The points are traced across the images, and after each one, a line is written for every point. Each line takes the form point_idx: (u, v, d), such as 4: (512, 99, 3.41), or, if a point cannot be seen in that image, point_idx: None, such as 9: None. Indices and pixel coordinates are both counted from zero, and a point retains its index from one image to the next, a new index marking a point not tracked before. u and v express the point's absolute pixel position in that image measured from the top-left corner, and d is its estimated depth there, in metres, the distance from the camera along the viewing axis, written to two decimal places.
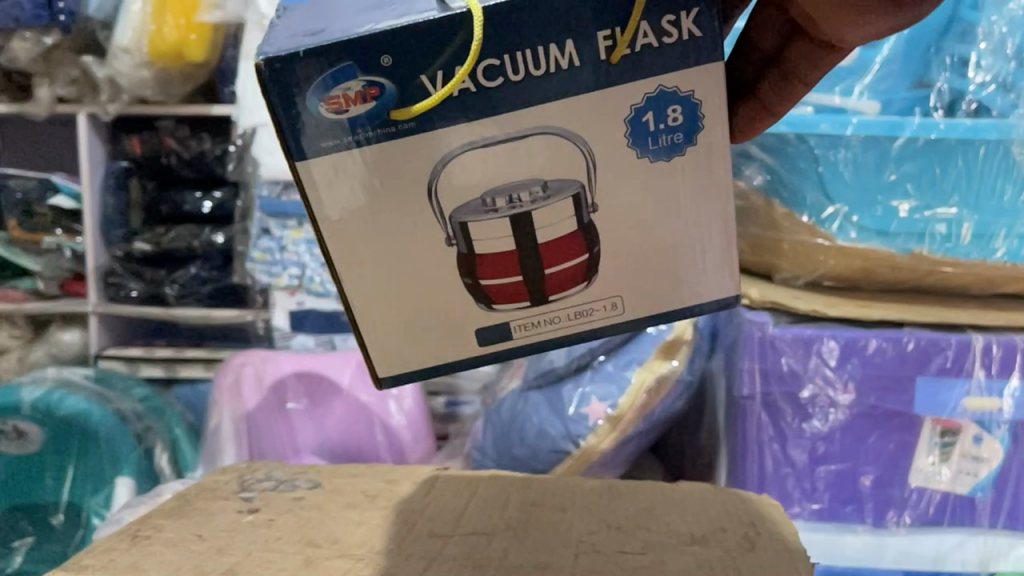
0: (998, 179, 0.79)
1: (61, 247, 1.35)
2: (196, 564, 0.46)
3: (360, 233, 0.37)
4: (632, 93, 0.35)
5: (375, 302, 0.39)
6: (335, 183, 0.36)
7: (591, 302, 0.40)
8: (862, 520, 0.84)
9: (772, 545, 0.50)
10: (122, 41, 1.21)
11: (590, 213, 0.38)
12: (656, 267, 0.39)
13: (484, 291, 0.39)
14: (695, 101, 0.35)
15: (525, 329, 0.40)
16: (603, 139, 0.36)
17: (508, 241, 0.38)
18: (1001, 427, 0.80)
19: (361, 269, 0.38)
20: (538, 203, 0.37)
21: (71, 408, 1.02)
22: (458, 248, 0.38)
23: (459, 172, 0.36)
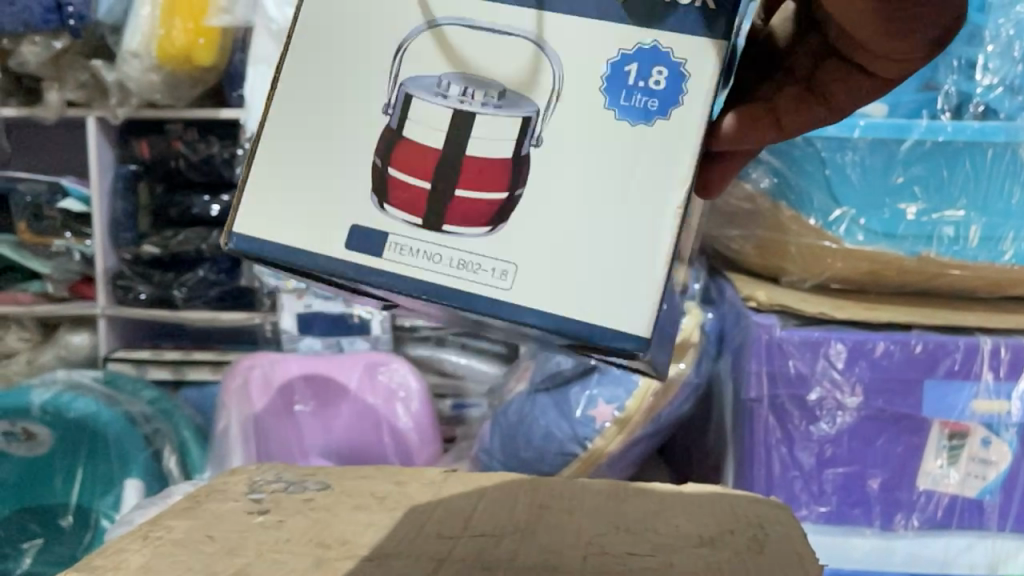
0: (1006, 181, 0.80)
1: (70, 250, 1.36)
2: (207, 564, 0.46)
3: (307, 115, 0.43)
4: (628, 38, 0.41)
5: (286, 172, 0.44)
6: (319, 65, 0.43)
7: (485, 258, 0.42)
8: (870, 523, 0.84)
9: (779, 546, 0.50)
10: (131, 45, 1.22)
11: (531, 146, 0.42)
12: (569, 239, 0.41)
13: (387, 186, 0.43)
14: (683, 72, 0.41)
15: (406, 251, 0.43)
16: (571, 70, 0.41)
17: (440, 138, 0.42)
18: (1010, 430, 0.80)
19: (292, 149, 0.43)
20: (489, 106, 0.42)
21: (80, 410, 1.03)
22: (379, 153, 0.43)
23: (418, 58, 0.42)
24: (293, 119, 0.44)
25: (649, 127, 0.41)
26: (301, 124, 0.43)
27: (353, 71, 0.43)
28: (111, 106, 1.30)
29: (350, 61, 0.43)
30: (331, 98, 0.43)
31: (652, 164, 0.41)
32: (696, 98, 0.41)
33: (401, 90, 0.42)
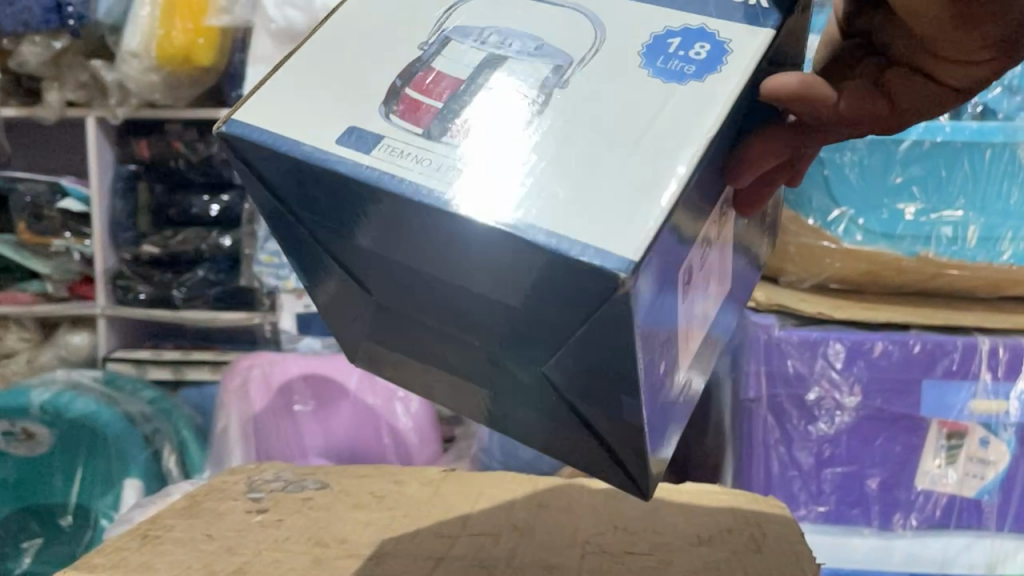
0: (1004, 182, 0.80)
1: (70, 250, 1.36)
2: (206, 563, 0.46)
3: (333, 51, 0.40)
4: (670, 18, 0.38)
5: (289, 79, 0.38)
6: (362, 21, 0.41)
7: (477, 170, 0.34)
8: (869, 523, 0.84)
9: (778, 546, 0.50)
10: (130, 45, 1.23)
11: (557, 86, 0.37)
12: (582, 155, 0.34)
13: (399, 101, 0.37)
14: (726, 49, 0.37)
15: (391, 153, 0.35)
16: (619, 24, 0.39)
17: (463, 72, 0.38)
18: (1008, 429, 0.80)
19: (305, 67, 0.39)
20: (522, 56, 0.38)
21: (80, 410, 1.04)
22: (395, 83, 0.37)
23: (462, 17, 0.40)
24: (319, 50, 0.40)
25: (680, 86, 0.36)
26: (323, 56, 0.39)
27: (392, 29, 0.40)
28: (110, 106, 1.30)
29: (396, 21, 0.40)
30: (360, 45, 0.40)
31: (694, 100, 0.35)
32: (739, 64, 0.36)
33: (442, 34, 0.39)
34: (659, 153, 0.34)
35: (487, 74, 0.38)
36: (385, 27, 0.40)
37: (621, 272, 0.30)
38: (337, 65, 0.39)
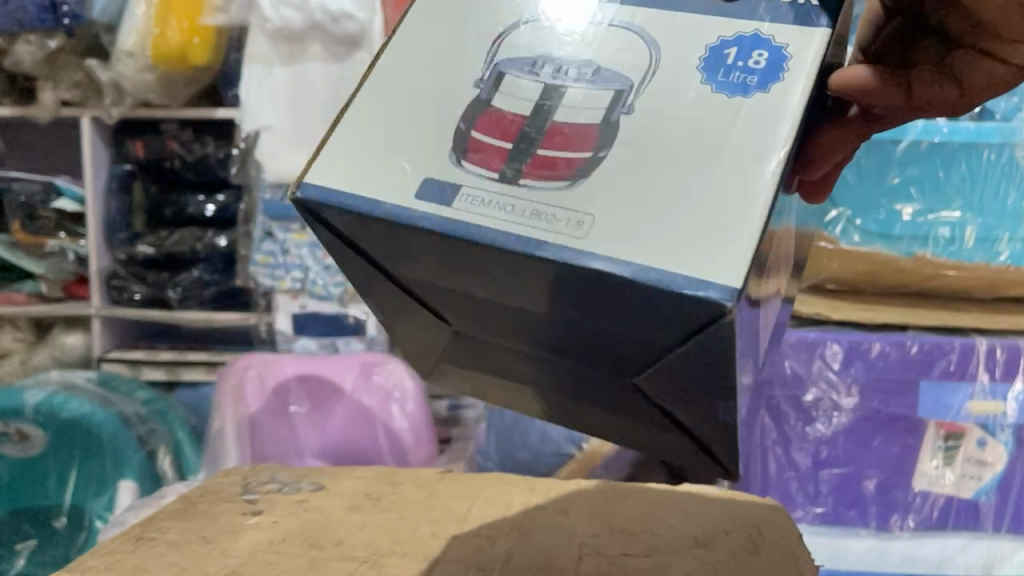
0: (1002, 183, 0.79)
1: (64, 250, 1.35)
2: (200, 566, 0.46)
3: (388, 91, 0.39)
4: (728, 27, 0.37)
5: (354, 132, 0.38)
6: (410, 52, 0.40)
7: (560, 210, 0.35)
8: (866, 524, 0.83)
9: (776, 548, 0.50)
10: (125, 44, 1.21)
11: (622, 113, 0.36)
12: (663, 192, 0.34)
13: (466, 146, 0.37)
14: (785, 54, 0.36)
15: (472, 202, 0.35)
16: (674, 46, 0.38)
17: (524, 106, 0.38)
18: (1005, 430, 0.80)
19: (365, 116, 0.39)
20: (580, 82, 0.38)
21: (74, 411, 1.03)
22: (458, 126, 0.38)
23: (513, 47, 0.39)
24: (373, 92, 0.39)
25: (746, 99, 0.35)
26: (380, 97, 0.39)
27: (445, 60, 0.40)
28: (105, 106, 1.29)
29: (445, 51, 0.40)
30: (414, 79, 0.39)
31: (763, 118, 0.35)
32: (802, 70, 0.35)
33: (497, 68, 0.39)
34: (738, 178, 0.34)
35: (549, 106, 0.37)
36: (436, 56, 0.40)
37: (725, 303, 0.31)
38: (394, 105, 0.39)
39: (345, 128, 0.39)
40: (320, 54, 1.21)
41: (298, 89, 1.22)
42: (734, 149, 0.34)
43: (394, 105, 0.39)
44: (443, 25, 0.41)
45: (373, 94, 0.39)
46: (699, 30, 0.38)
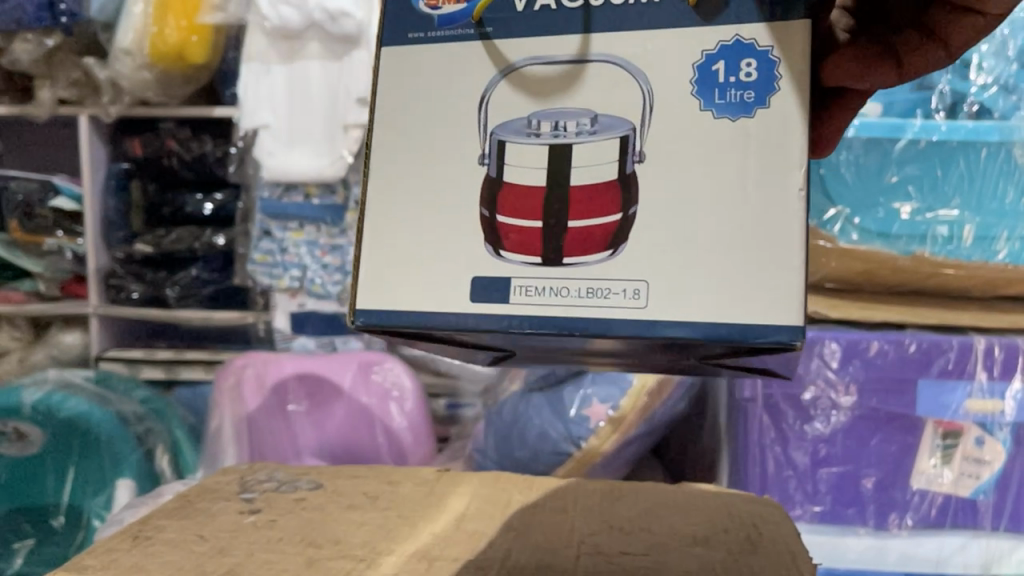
0: (1000, 181, 0.80)
1: (62, 249, 1.34)
2: (197, 565, 0.46)
3: (391, 170, 0.39)
4: (706, 38, 0.36)
5: (378, 243, 0.38)
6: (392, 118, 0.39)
7: (612, 281, 0.36)
8: (864, 522, 0.83)
9: (775, 547, 0.50)
10: (123, 43, 1.21)
11: (634, 162, 0.36)
12: (706, 254, 0.35)
13: (495, 229, 0.37)
14: (771, 59, 0.35)
15: (528, 293, 0.37)
16: (670, 83, 0.36)
17: (541, 176, 0.37)
18: (1003, 429, 0.80)
19: (380, 212, 0.39)
20: (582, 138, 0.37)
21: (72, 410, 1.03)
22: (482, 212, 0.38)
23: (501, 104, 0.38)
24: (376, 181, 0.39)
25: (751, 119, 0.35)
26: (385, 188, 0.39)
27: (436, 106, 0.38)
28: (102, 104, 1.29)
29: (430, 95, 0.39)
30: (413, 142, 0.39)
31: (779, 156, 0.35)
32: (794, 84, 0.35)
33: (494, 137, 0.37)
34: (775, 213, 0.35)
35: (562, 168, 0.37)
36: (426, 109, 0.39)
37: (796, 342, 0.34)
38: (404, 182, 0.38)
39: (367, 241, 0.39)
40: (319, 52, 1.21)
41: (296, 88, 1.21)
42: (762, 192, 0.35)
43: (402, 184, 0.38)
44: (408, 74, 0.39)
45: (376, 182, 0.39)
46: (680, 53, 0.36)
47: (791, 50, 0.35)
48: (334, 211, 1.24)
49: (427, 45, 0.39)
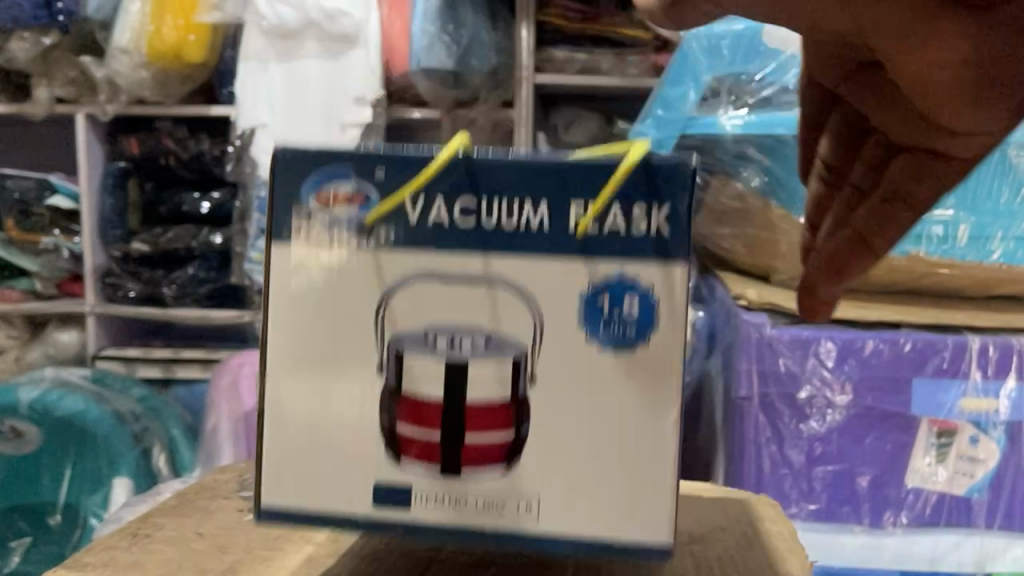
0: (995, 182, 0.81)
1: (59, 248, 1.35)
2: (196, 563, 0.46)
3: (273, 391, 0.36)
4: (594, 267, 0.34)
5: (267, 445, 0.36)
6: (271, 335, 0.36)
7: (510, 495, 0.35)
8: (859, 520, 0.83)
9: (772, 544, 0.50)
10: (120, 41, 1.22)
11: (528, 386, 0.34)
12: (595, 464, 0.34)
13: (396, 439, 0.35)
14: (652, 294, 0.33)
15: (428, 501, 0.35)
16: (551, 299, 0.34)
17: (435, 389, 0.35)
18: (997, 427, 0.81)
19: (271, 445, 0.36)
20: (477, 356, 0.34)
21: (66, 409, 1.04)
22: (382, 423, 0.35)
23: (396, 316, 0.35)
24: (255, 382, 0.36)
25: None
26: (265, 376, 0.36)
27: (312, 351, 0.36)
28: (100, 103, 1.29)
29: (305, 341, 0.36)
30: (298, 377, 0.36)
31: (662, 372, 0.33)
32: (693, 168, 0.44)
33: None
34: (668, 420, 0.34)
35: None
36: (302, 370, 0.36)
37: None
38: (288, 403, 0.36)
39: (256, 447, 0.36)
40: (317, 51, 1.20)
41: (293, 87, 1.21)
42: (653, 397, 0.34)
43: (287, 412, 0.36)
44: (283, 292, 0.36)
45: (258, 414, 0.36)
46: None
47: (681, 213, 0.33)
48: None
49: (300, 260, 0.35)
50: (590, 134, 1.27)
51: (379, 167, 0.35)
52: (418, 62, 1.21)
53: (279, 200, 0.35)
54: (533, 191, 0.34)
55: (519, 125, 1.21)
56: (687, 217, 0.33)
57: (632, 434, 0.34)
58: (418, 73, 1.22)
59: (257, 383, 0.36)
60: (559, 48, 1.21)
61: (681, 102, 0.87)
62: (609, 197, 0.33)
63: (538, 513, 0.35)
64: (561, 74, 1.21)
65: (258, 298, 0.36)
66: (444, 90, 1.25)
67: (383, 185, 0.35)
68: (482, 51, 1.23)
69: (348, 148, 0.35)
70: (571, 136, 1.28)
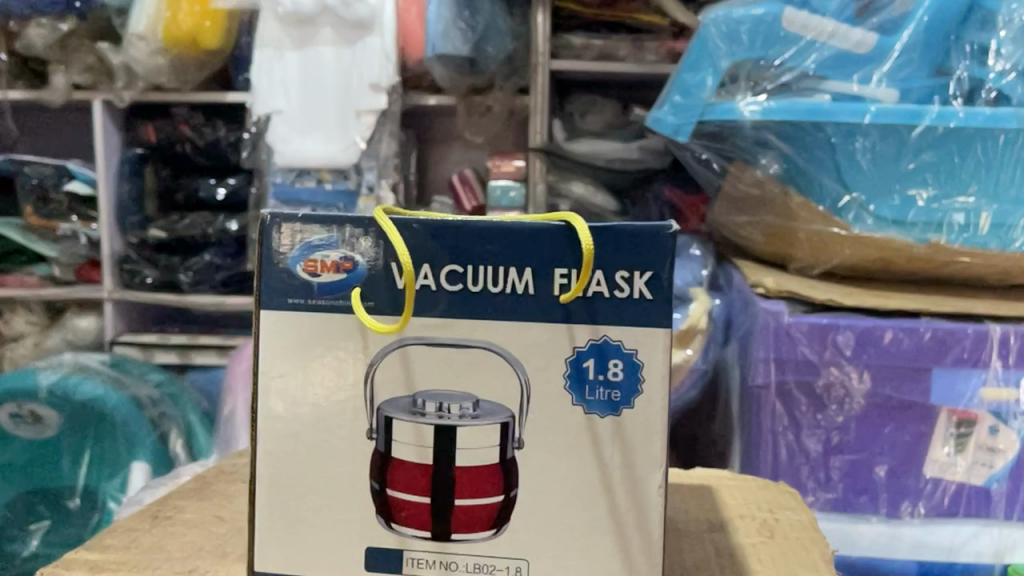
0: (1018, 169, 0.79)
1: (77, 235, 1.35)
2: (216, 546, 0.46)
3: (283, 447, 0.39)
4: (577, 334, 0.36)
5: (279, 499, 0.39)
6: (287, 400, 0.38)
7: (496, 559, 0.38)
8: (876, 510, 0.83)
9: (792, 533, 0.50)
10: (137, 28, 1.22)
11: (514, 448, 0.37)
12: (573, 531, 0.37)
13: (388, 507, 0.38)
14: (637, 360, 0.36)
15: (419, 565, 0.38)
16: (540, 374, 0.37)
17: (426, 454, 0.38)
18: (1018, 418, 0.80)
19: (279, 498, 0.39)
20: (465, 421, 0.37)
21: (86, 394, 1.03)
22: (373, 486, 0.38)
23: (388, 383, 0.38)
24: (265, 443, 0.39)
25: None
26: (276, 434, 0.39)
27: (323, 410, 0.38)
28: (117, 90, 1.30)
29: (316, 399, 0.38)
30: (302, 435, 0.38)
31: (642, 453, 0.36)
32: None
33: None
34: (649, 502, 0.37)
35: None
36: (309, 418, 0.38)
37: None
38: (296, 463, 0.39)
39: (265, 507, 0.39)
40: (331, 38, 1.21)
41: (309, 74, 1.21)
42: (629, 473, 0.37)
43: (294, 469, 0.39)
44: (298, 349, 0.38)
45: (267, 471, 0.39)
46: None
47: (664, 278, 0.35)
48: (347, 196, 1.22)
49: (308, 313, 0.38)
50: (606, 120, 1.27)
51: (365, 233, 0.37)
52: (435, 49, 1.16)
53: (268, 267, 0.38)
54: (520, 256, 0.36)
55: (535, 113, 1.20)
56: (667, 287, 0.35)
57: (611, 509, 0.37)
58: (434, 60, 1.18)
59: (265, 443, 0.39)
60: (577, 35, 1.20)
61: (699, 88, 0.85)
62: (605, 270, 0.35)
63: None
64: (579, 60, 1.20)
65: (261, 342, 0.38)
66: (462, 77, 1.22)
67: (374, 251, 0.37)
68: (499, 38, 1.20)
69: (332, 220, 0.37)
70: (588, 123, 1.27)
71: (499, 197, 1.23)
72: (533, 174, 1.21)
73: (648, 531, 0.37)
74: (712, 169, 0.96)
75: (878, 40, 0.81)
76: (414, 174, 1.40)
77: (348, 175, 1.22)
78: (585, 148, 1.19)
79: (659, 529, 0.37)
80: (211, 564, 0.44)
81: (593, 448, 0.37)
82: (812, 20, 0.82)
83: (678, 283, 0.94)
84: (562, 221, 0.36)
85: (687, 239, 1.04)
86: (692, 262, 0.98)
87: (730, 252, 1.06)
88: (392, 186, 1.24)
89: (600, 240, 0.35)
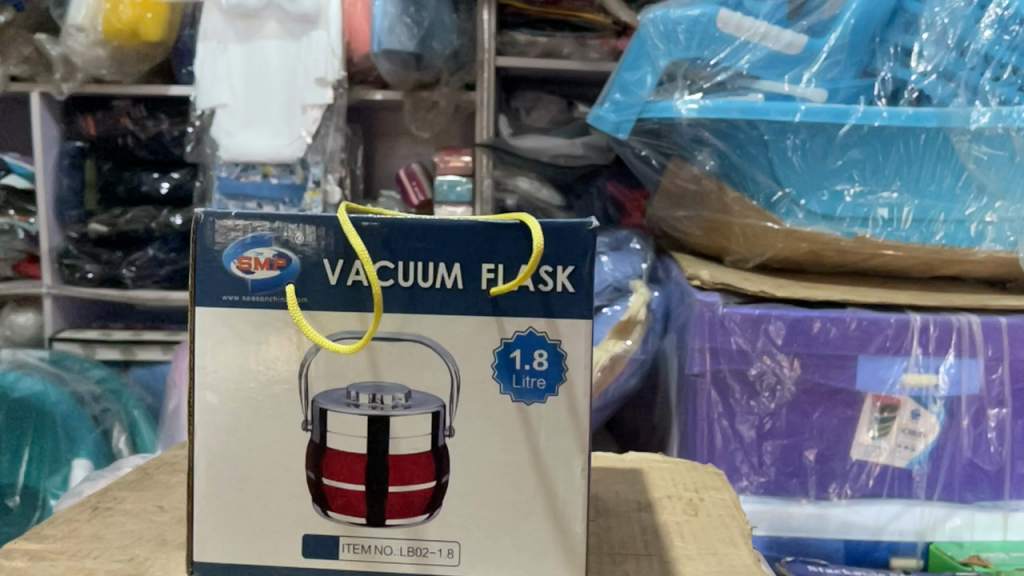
0: (938, 165, 0.84)
1: (14, 228, 1.33)
2: (157, 534, 0.47)
3: (220, 437, 0.40)
4: (505, 326, 0.38)
5: (218, 489, 0.40)
6: (223, 393, 0.39)
7: (429, 542, 0.39)
8: (805, 492, 0.87)
9: (715, 511, 0.52)
10: (75, 19, 1.19)
11: (445, 437, 0.39)
12: (504, 515, 0.39)
13: (325, 496, 0.39)
14: (560, 351, 0.38)
15: (354, 550, 0.40)
16: (469, 364, 0.38)
17: (359, 444, 0.39)
18: (937, 402, 0.84)
19: (220, 490, 0.40)
20: (398, 411, 0.38)
21: (24, 391, 1.04)
22: (309, 475, 0.39)
23: (321, 376, 0.39)
24: (202, 434, 0.40)
25: None
26: (214, 426, 0.40)
27: (257, 402, 0.39)
28: (55, 81, 1.27)
29: (253, 392, 0.39)
30: (241, 425, 0.40)
31: (567, 437, 0.38)
32: None
33: None
34: (574, 486, 0.39)
35: None
36: (246, 409, 0.39)
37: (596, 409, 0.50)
38: (233, 454, 0.40)
39: (205, 497, 0.40)
40: (277, 32, 1.20)
41: (252, 68, 1.20)
42: (555, 459, 0.38)
43: (231, 459, 0.40)
44: (232, 343, 0.39)
45: (205, 461, 0.40)
46: None
47: (584, 272, 0.37)
48: (293, 190, 1.22)
49: (242, 309, 0.39)
50: (551, 117, 1.30)
51: (297, 230, 0.38)
52: (381, 45, 1.16)
53: (202, 263, 0.39)
54: (450, 253, 0.38)
55: (483, 109, 1.21)
56: (588, 280, 0.37)
57: (538, 492, 0.39)
58: (380, 56, 1.18)
59: (202, 434, 0.40)
60: (521, 32, 1.21)
61: (638, 87, 0.88)
62: (530, 271, 0.37)
63: (456, 559, 0.40)
64: (524, 57, 1.22)
65: (198, 338, 0.39)
66: (407, 72, 1.23)
67: (307, 246, 0.38)
68: (445, 34, 1.20)
69: (266, 217, 0.38)
70: (534, 119, 1.30)
71: (447, 191, 1.25)
72: (481, 169, 1.23)
73: (573, 514, 0.39)
74: (652, 166, 0.98)
75: (807, 42, 0.84)
76: (361, 168, 1.40)
77: (294, 169, 1.22)
78: (531, 143, 1.20)
79: (583, 512, 0.39)
80: (150, 551, 0.45)
81: (521, 434, 0.39)
82: (745, 22, 0.85)
83: (617, 275, 0.97)
84: (486, 219, 0.38)
85: (628, 234, 1.07)
86: (632, 256, 1.01)
87: (670, 246, 1.10)
88: (340, 181, 1.25)
89: (524, 236, 0.37)
